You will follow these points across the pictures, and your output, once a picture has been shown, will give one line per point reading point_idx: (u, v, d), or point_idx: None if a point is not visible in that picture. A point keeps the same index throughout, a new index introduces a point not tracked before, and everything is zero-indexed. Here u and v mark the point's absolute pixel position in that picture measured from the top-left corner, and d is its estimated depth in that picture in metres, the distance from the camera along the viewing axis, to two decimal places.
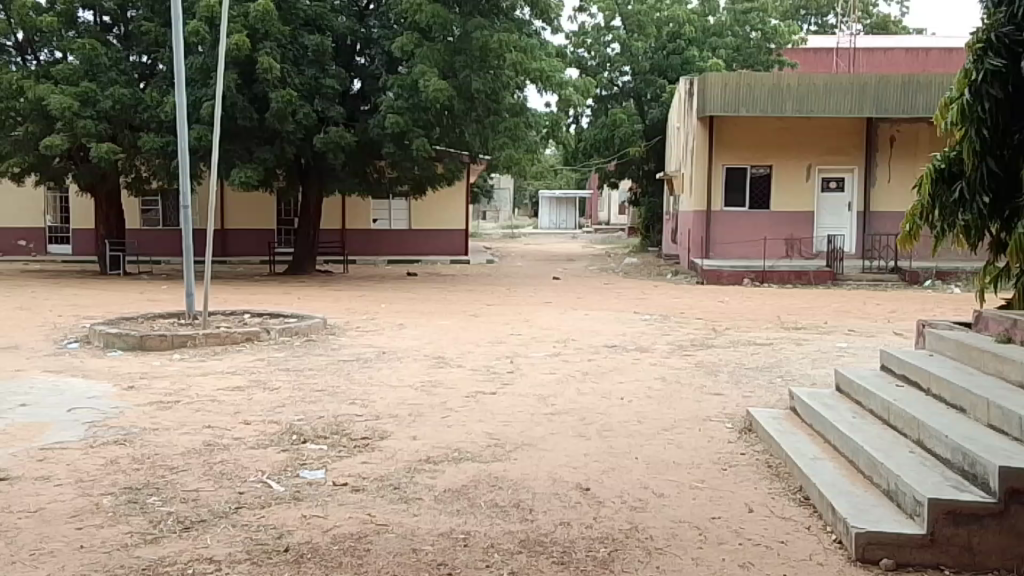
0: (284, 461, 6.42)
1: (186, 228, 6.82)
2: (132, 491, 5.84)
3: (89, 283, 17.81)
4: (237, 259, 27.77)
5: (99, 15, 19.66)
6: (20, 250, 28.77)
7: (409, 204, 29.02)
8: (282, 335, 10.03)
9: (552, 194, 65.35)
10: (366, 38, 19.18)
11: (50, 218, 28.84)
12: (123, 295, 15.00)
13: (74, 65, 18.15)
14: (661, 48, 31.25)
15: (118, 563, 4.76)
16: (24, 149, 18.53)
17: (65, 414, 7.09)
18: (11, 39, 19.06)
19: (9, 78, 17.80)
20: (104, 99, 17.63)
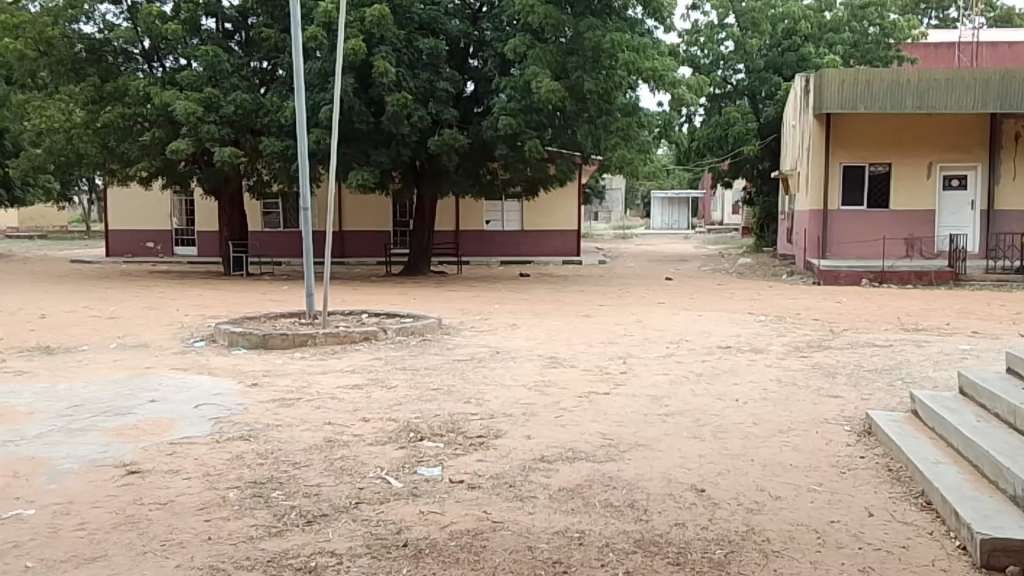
0: (402, 458, 6.52)
1: (304, 229, 7.13)
2: (257, 485, 6.01)
3: (174, 283, 18.45)
4: (355, 260, 28.31)
5: (221, 22, 19.96)
6: (148, 252, 29.61)
7: (522, 205, 29.24)
8: (399, 334, 10.17)
9: (666, 194, 65.62)
10: (479, 40, 19.35)
11: (176, 221, 29.63)
12: (214, 294, 15.46)
13: (198, 72, 18.36)
14: (777, 44, 30.57)
15: (244, 555, 4.94)
16: (151, 155, 18.97)
17: (191, 410, 7.34)
18: (138, 47, 19.52)
19: (139, 86, 18.13)
20: (227, 104, 17.89)
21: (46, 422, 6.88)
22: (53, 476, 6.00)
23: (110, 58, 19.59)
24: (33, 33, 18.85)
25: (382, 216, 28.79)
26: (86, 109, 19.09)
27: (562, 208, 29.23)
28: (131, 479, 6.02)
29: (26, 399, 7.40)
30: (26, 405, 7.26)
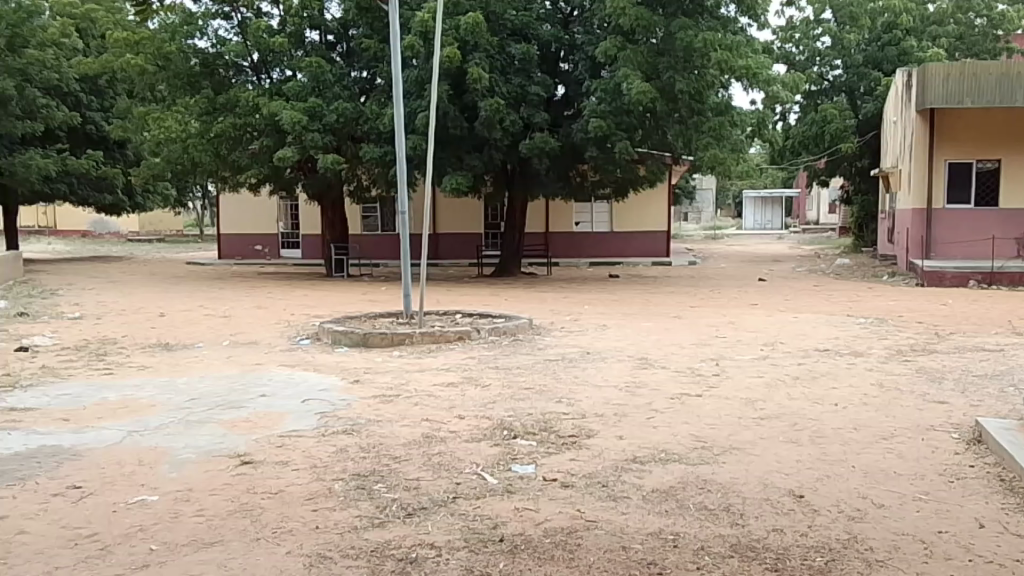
0: (497, 455, 6.67)
1: (403, 233, 7.46)
2: (361, 477, 6.27)
3: (269, 283, 19.50)
4: (449, 262, 28.92)
5: (324, 34, 20.66)
6: (257, 254, 30.97)
7: (612, 207, 29.32)
8: (491, 335, 10.35)
9: (758, 194, 64.48)
10: (570, 44, 19.41)
11: (282, 226, 30.91)
12: (304, 294, 16.12)
13: (303, 82, 19.09)
14: (876, 39, 29.54)
15: (350, 544, 5.18)
16: (260, 163, 19.78)
17: (299, 404, 7.70)
18: (249, 60, 20.43)
19: (248, 97, 19.02)
20: (329, 113, 18.49)
21: (168, 413, 7.38)
22: (174, 465, 6.41)
23: (222, 71, 20.49)
24: (152, 49, 19.69)
25: (474, 218, 29.29)
26: (200, 121, 19.78)
27: (652, 210, 29.26)
28: (244, 469, 6.37)
29: (149, 393, 7.92)
30: (150, 398, 7.76)
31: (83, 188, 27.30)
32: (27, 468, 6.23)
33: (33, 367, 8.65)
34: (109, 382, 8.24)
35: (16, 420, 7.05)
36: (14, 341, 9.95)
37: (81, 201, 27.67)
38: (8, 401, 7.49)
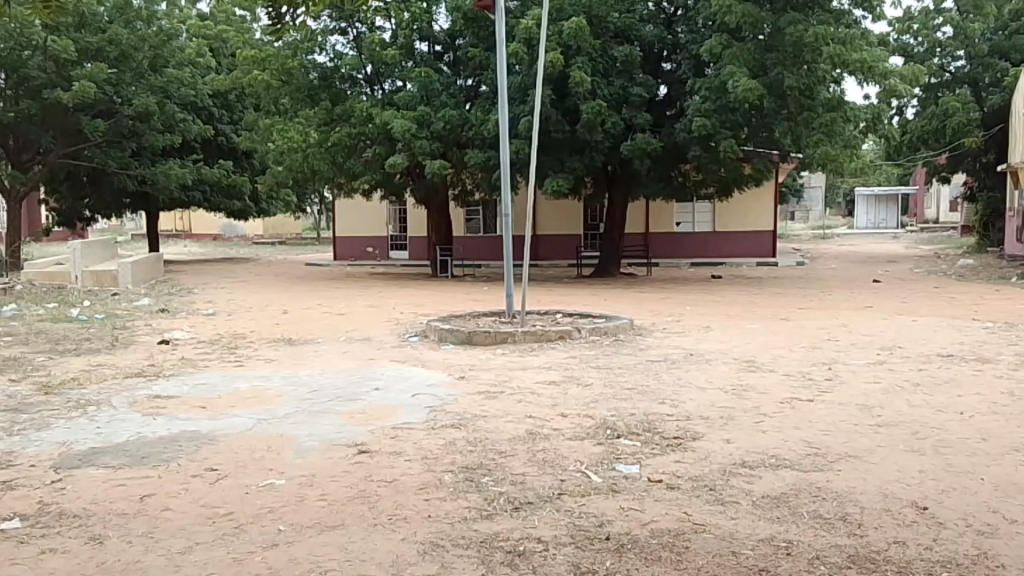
0: (600, 454, 6.77)
1: (506, 235, 7.62)
2: (469, 470, 6.52)
3: (373, 283, 20.36)
4: (548, 262, 29.11)
5: (432, 44, 21.32)
6: (368, 256, 32.26)
7: (715, 206, 28.69)
8: (592, 334, 10.44)
9: (872, 192, 61.06)
10: (674, 44, 19.33)
11: (391, 228, 32.10)
12: (407, 294, 16.75)
13: (412, 92, 19.79)
14: (1003, 28, 27.92)
15: (461, 534, 5.41)
16: (372, 169, 20.81)
17: (410, 398, 8.07)
18: (363, 73, 21.35)
19: (362, 107, 19.70)
20: (437, 121, 19.11)
21: (292, 403, 7.91)
22: (298, 451, 6.90)
23: (338, 84, 21.35)
24: (277, 65, 20.70)
25: (574, 218, 29.48)
26: (320, 130, 20.65)
27: (756, 210, 28.45)
28: (361, 457, 6.77)
29: (274, 383, 8.53)
30: (277, 388, 8.36)
31: (216, 196, 30.07)
32: (171, 450, 6.87)
33: (175, 358, 9.47)
34: (239, 373, 8.92)
35: (160, 406, 7.77)
36: (157, 334, 10.92)
37: (213, 206, 30.37)
38: (153, 388, 8.25)
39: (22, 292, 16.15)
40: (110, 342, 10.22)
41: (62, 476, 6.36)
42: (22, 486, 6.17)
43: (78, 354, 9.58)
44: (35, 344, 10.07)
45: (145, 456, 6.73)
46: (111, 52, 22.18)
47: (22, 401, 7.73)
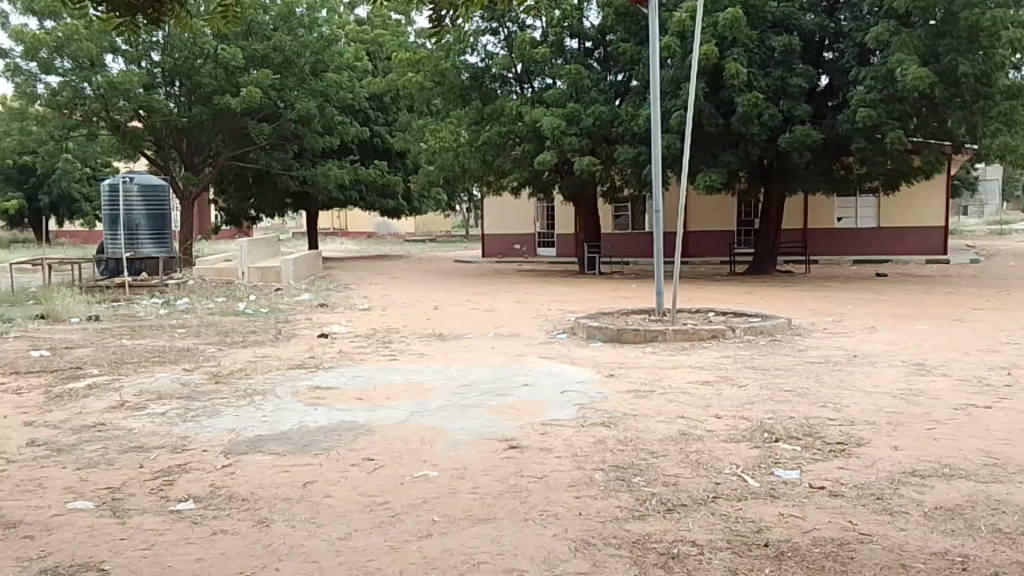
0: (758, 458, 6.55)
1: (657, 231, 7.52)
2: (620, 469, 6.44)
3: (490, 280, 20.69)
4: (699, 259, 28.87)
5: (582, 41, 21.42)
6: (516, 253, 32.79)
7: (879, 202, 27.99)
8: (747, 334, 10.19)
9: None
10: (836, 32, 18.91)
11: (540, 225, 32.57)
12: (539, 291, 16.89)
13: (562, 90, 19.95)
14: None
15: (613, 533, 5.34)
16: (522, 167, 20.78)
17: (560, 395, 8.08)
18: (514, 72, 21.53)
19: (513, 106, 20.11)
20: (587, 117, 19.16)
21: (445, 397, 8.05)
22: (451, 444, 7.01)
23: (489, 83, 21.80)
24: (431, 67, 21.46)
25: (725, 216, 29.23)
26: (470, 130, 21.36)
27: (925, 206, 27.73)
28: (511, 452, 6.82)
29: (426, 376, 8.73)
30: (428, 382, 8.54)
31: (371, 194, 31.05)
32: (331, 439, 7.11)
33: (332, 352, 9.84)
34: (392, 366, 9.18)
35: (321, 396, 8.08)
36: (317, 328, 11.43)
37: (368, 205, 31.47)
38: (314, 379, 8.61)
39: (193, 286, 17.33)
40: (274, 335, 10.77)
41: (231, 461, 6.69)
42: (196, 469, 6.54)
43: (245, 346, 10.15)
44: (208, 336, 10.76)
45: (308, 444, 7.00)
46: (275, 59, 23.13)
47: (195, 389, 8.24)
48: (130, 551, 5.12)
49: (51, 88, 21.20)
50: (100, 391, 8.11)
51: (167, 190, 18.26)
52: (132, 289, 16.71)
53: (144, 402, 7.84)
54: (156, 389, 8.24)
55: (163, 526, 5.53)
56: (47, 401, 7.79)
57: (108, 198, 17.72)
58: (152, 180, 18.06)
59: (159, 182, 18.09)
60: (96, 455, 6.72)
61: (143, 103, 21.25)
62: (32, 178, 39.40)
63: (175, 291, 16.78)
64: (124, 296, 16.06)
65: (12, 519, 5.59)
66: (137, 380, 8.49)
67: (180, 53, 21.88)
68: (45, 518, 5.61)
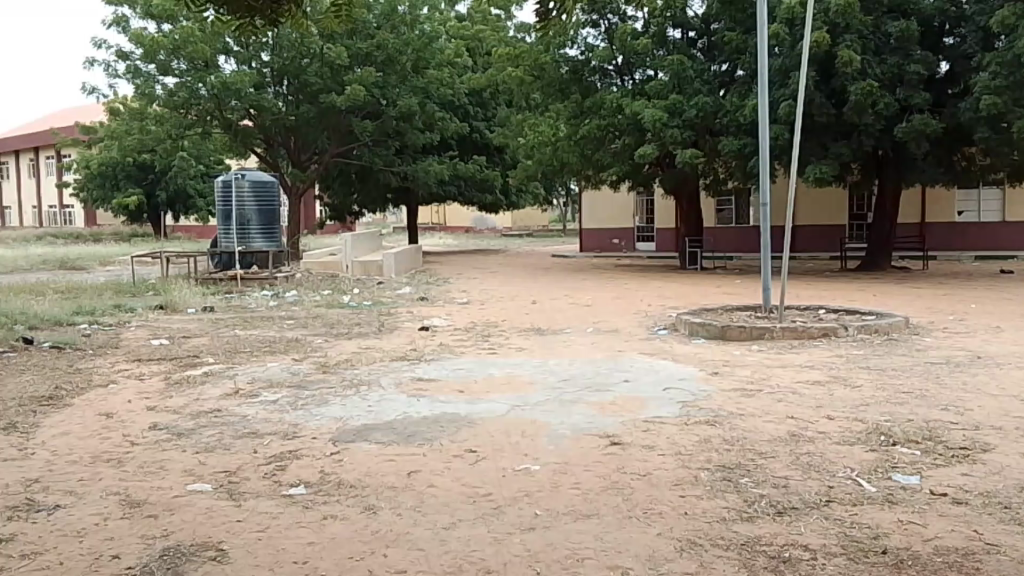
0: (874, 461, 6.27)
1: (764, 224, 7.51)
2: (727, 469, 6.28)
3: (571, 275, 20.62)
4: (807, 255, 28.23)
5: (685, 31, 21.11)
6: (614, 248, 32.70)
7: (1004, 193, 26.53)
8: (861, 332, 9.83)
9: None
10: (959, 16, 18.01)
11: (638, 220, 32.39)
12: (627, 286, 16.75)
13: (665, 81, 19.70)
14: None
15: (720, 534, 5.19)
16: (621, 160, 20.78)
17: (661, 391, 7.99)
18: (614, 64, 21.36)
19: (613, 98, 19.87)
20: (690, 108, 18.87)
21: (543, 391, 8.06)
22: (551, 438, 7.01)
23: (588, 77, 21.43)
24: (531, 61, 21.65)
25: (836, 210, 28.38)
26: (569, 124, 21.33)
27: None
28: (613, 449, 6.75)
29: (526, 371, 8.76)
30: (528, 375, 8.59)
31: (470, 189, 31.48)
32: (433, 430, 7.22)
33: (433, 344, 9.99)
34: (491, 360, 9.25)
35: (423, 387, 8.22)
36: (418, 320, 11.66)
37: (467, 200, 32.14)
38: (416, 371, 8.78)
39: (300, 280, 18.11)
40: (377, 327, 11.03)
41: (339, 449, 6.86)
42: (306, 456, 6.73)
43: (350, 337, 10.42)
44: (315, 327, 11.12)
45: (412, 435, 7.12)
46: (378, 57, 23.62)
47: (304, 378, 8.53)
48: (246, 533, 5.32)
49: (168, 88, 22.29)
50: (216, 378, 8.50)
51: (276, 187, 18.82)
52: (243, 281, 17.59)
53: (256, 390, 8.15)
54: (268, 377, 8.56)
55: (277, 509, 5.72)
56: (169, 387, 8.21)
57: (222, 193, 18.43)
58: (262, 176, 18.63)
59: (268, 179, 18.64)
60: (213, 439, 7.02)
61: (252, 102, 22.10)
62: (151, 175, 40.96)
63: (283, 283, 17.73)
64: (236, 288, 16.94)
65: (138, 498, 5.90)
66: (250, 369, 8.86)
67: (289, 53, 22.70)
68: (167, 498, 5.90)
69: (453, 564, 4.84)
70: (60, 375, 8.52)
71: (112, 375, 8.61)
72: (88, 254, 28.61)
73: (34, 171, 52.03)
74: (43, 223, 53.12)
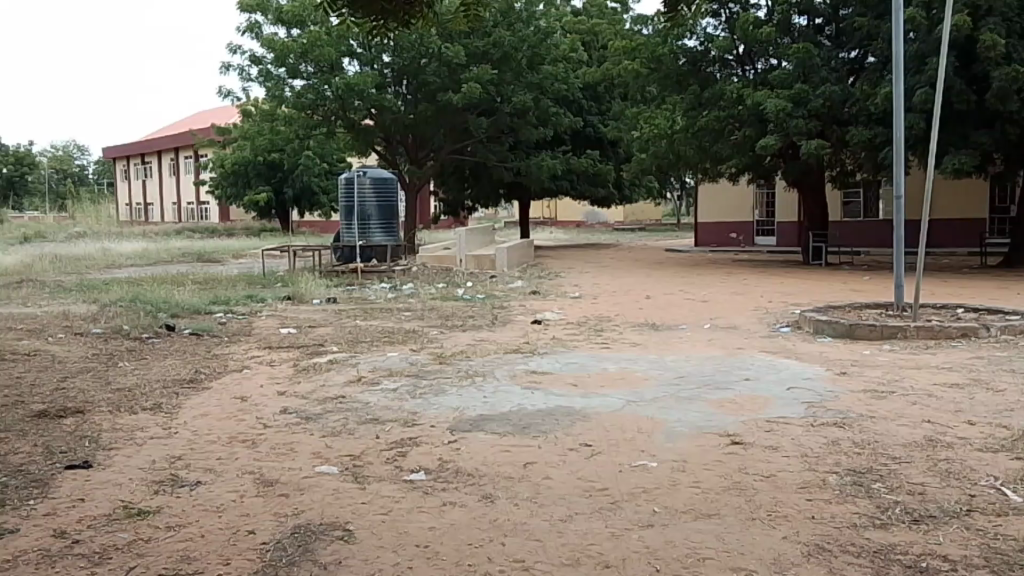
0: (1021, 470, 5.86)
1: (898, 218, 7.54)
2: (856, 474, 6.01)
3: (666, 270, 20.31)
4: (943, 250, 26.75)
5: (812, 18, 20.32)
6: (732, 242, 32.04)
7: None
8: (1003, 333, 9.23)
9: None
10: None
11: (758, 213, 31.60)
12: (734, 281, 16.36)
13: (789, 69, 19.12)
14: None
15: (850, 541, 4.96)
16: (742, 152, 20.05)
17: (785, 391, 7.76)
18: (734, 54, 20.96)
19: (733, 88, 19.57)
20: (817, 98, 18.40)
21: (659, 387, 8.00)
22: (668, 435, 6.92)
23: (707, 67, 21.26)
24: (647, 53, 21.29)
25: (976, 202, 26.79)
26: (686, 116, 21.07)
27: None
28: (735, 449, 6.59)
29: (641, 366, 8.72)
30: (643, 370, 8.55)
31: (583, 184, 31.30)
32: (547, 423, 7.27)
33: (546, 338, 10.07)
34: (606, 354, 9.25)
35: (537, 380, 8.32)
36: (530, 314, 11.79)
37: (580, 195, 31.77)
38: (531, 363, 8.89)
39: (417, 273, 18.68)
40: (490, 320, 11.21)
41: (457, 438, 7.01)
42: (426, 443, 6.91)
43: (464, 329, 10.66)
44: (431, 319, 11.43)
45: (527, 426, 7.20)
46: (495, 55, 23.93)
47: (422, 367, 8.79)
48: (371, 515, 5.50)
49: (296, 91, 23.27)
50: (340, 366, 8.87)
51: (396, 183, 19.32)
52: (363, 275, 18.38)
53: (377, 378, 8.45)
54: (388, 366, 8.86)
55: (398, 494, 5.89)
56: (296, 373, 8.65)
57: (346, 190, 19.19)
58: (383, 173, 19.13)
59: (388, 175, 19.13)
60: (338, 424, 7.32)
61: (375, 102, 22.98)
62: (279, 173, 43.10)
63: (400, 276, 18.34)
64: (358, 280, 17.70)
65: (270, 477, 6.22)
66: (370, 358, 9.20)
67: (409, 53, 23.31)
68: (298, 479, 6.19)
69: (571, 556, 4.85)
70: (198, 360, 9.12)
71: (245, 361, 9.14)
72: (221, 247, 30.60)
73: (174, 170, 55.69)
74: (182, 219, 56.88)
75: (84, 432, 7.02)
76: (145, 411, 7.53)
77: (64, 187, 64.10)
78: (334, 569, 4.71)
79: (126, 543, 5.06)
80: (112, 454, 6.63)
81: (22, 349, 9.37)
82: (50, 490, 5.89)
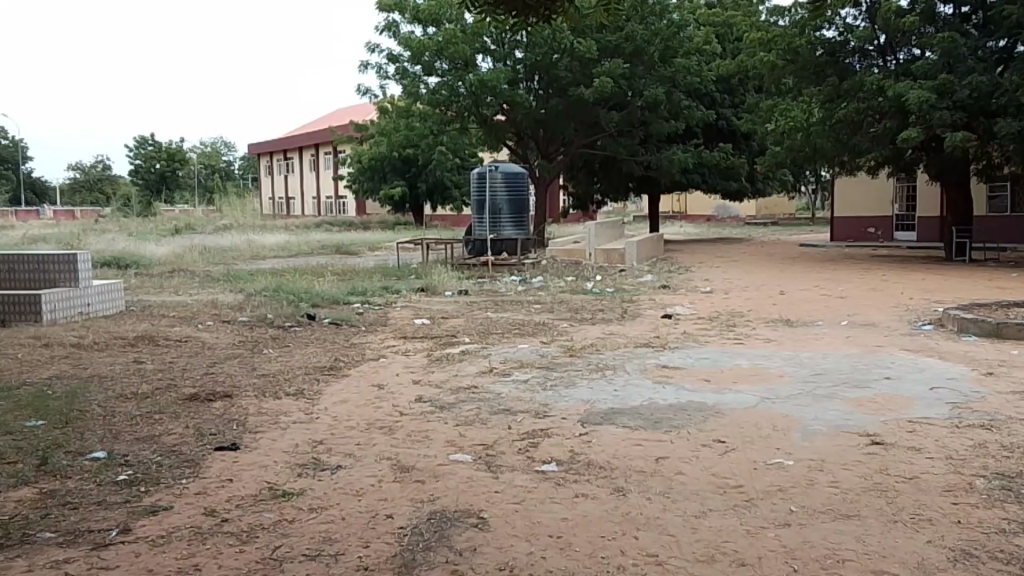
0: None
1: None
2: (1006, 478, 5.76)
3: (760, 266, 19.99)
4: None
5: (958, 6, 19.76)
6: (869, 237, 31.27)
7: None
8: None
9: None
10: None
11: (898, 208, 30.82)
12: (846, 278, 15.95)
13: (932, 60, 18.71)
14: None
15: (999, 548, 4.75)
16: (882, 144, 19.89)
17: (927, 391, 7.56)
18: (875, 44, 20.61)
19: (874, 79, 19.14)
20: (962, 88, 17.88)
21: (793, 385, 7.90)
22: (804, 434, 6.80)
23: (845, 58, 20.94)
24: (784, 45, 21.22)
25: None
26: (823, 108, 20.91)
27: None
28: (875, 449, 6.41)
29: (773, 364, 8.59)
30: (777, 368, 8.44)
31: (713, 177, 31.07)
32: (679, 418, 7.23)
33: (676, 333, 10.06)
34: (737, 350, 9.19)
35: (668, 374, 8.32)
36: (659, 308, 11.80)
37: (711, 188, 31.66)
38: (660, 358, 8.90)
39: (547, 266, 18.91)
40: (619, 314, 11.28)
41: (588, 430, 7.03)
42: (556, 435, 6.96)
43: (594, 323, 10.75)
44: (561, 312, 11.58)
45: (657, 421, 7.18)
46: (626, 48, 23.97)
47: (552, 360, 8.91)
48: (504, 504, 5.57)
49: (431, 87, 23.83)
50: (472, 357, 9.06)
51: (527, 178, 19.71)
52: (494, 268, 18.66)
53: (509, 369, 8.60)
54: (519, 358, 9.02)
55: (531, 484, 5.93)
56: (432, 363, 8.88)
57: (478, 185, 19.74)
58: (514, 168, 19.58)
59: (521, 171, 19.55)
60: (471, 414, 7.46)
61: (507, 98, 23.24)
62: (412, 169, 44.06)
63: (530, 271, 18.50)
64: (490, 273, 18.03)
65: (406, 463, 6.37)
66: (502, 349, 9.38)
67: (541, 49, 23.55)
68: (432, 466, 6.31)
69: (706, 552, 4.77)
70: (339, 348, 9.47)
71: (382, 350, 9.44)
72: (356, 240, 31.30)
73: (315, 165, 57.58)
74: (321, 213, 58.70)
75: (231, 415, 7.36)
76: (287, 397, 7.84)
77: (209, 181, 67.43)
78: (470, 555, 4.77)
79: (271, 522, 5.24)
80: (257, 437, 6.90)
81: (175, 336, 9.96)
82: (200, 470, 6.16)
